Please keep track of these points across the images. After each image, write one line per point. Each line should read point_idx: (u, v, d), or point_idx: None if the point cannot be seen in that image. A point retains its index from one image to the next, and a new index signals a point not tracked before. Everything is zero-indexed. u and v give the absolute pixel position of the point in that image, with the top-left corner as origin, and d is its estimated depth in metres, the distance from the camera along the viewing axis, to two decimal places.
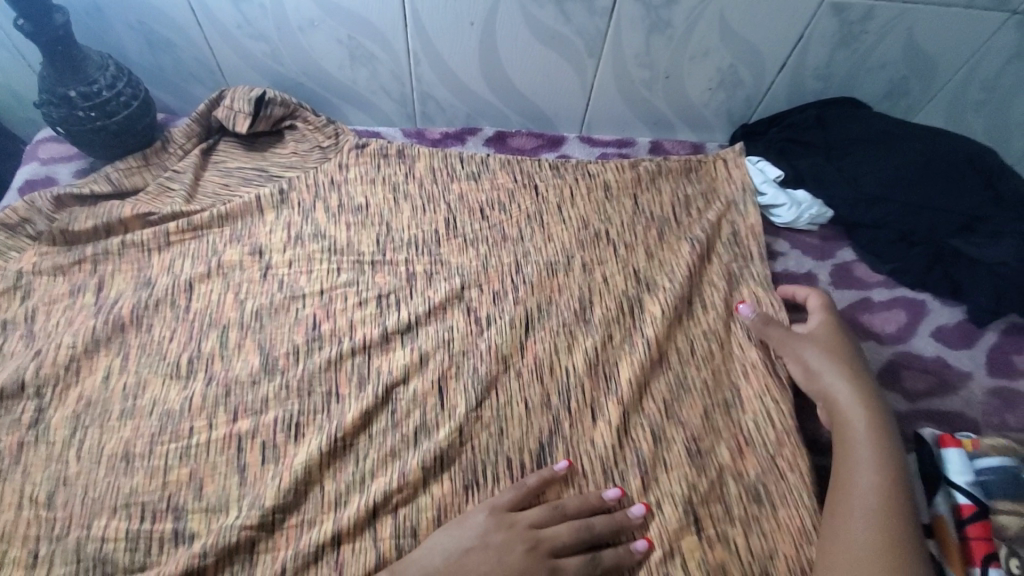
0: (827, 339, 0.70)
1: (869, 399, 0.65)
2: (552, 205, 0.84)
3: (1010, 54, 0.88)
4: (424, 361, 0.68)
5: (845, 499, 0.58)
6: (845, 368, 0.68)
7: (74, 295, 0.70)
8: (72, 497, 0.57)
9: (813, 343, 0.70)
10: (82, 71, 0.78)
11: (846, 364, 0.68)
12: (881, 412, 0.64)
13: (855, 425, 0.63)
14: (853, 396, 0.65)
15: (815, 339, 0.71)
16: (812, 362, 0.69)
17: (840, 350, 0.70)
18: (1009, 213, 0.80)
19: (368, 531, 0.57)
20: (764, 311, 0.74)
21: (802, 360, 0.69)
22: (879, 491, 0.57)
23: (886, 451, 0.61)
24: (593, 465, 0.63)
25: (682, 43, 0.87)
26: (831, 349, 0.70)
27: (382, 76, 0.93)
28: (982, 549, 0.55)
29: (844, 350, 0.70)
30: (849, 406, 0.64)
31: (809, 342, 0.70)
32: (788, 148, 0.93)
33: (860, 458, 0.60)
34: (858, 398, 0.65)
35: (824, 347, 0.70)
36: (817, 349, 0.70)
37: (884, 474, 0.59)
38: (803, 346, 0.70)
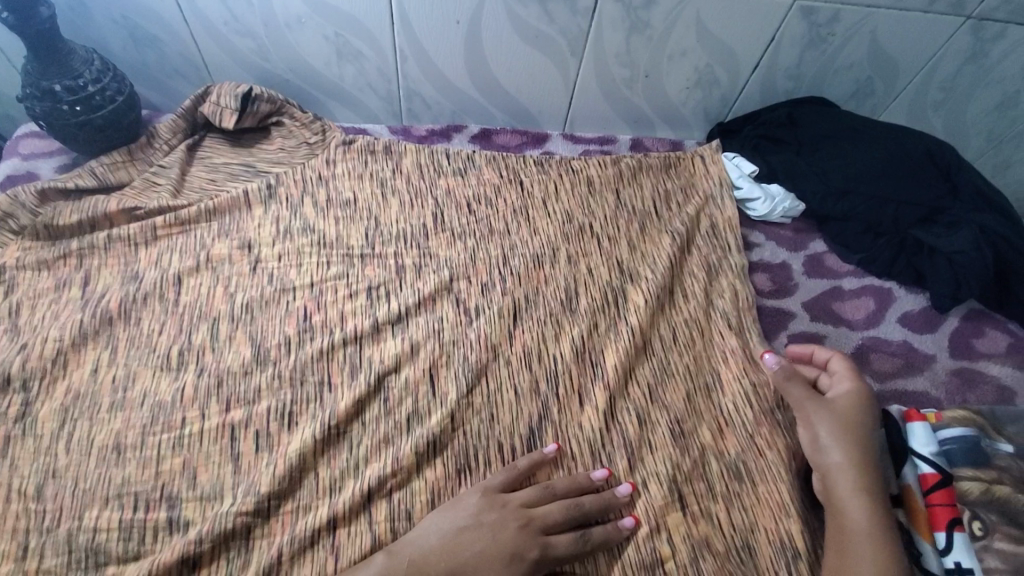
0: (844, 412, 0.65)
1: (873, 485, 0.60)
2: (537, 200, 0.87)
3: (964, 56, 0.94)
4: (415, 350, 0.69)
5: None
6: (855, 449, 0.62)
7: (59, 289, 0.70)
8: (61, 489, 0.57)
9: (826, 416, 0.65)
10: (66, 64, 0.78)
11: (857, 443, 0.63)
12: (883, 504, 0.59)
13: (853, 515, 0.58)
14: (856, 482, 0.60)
15: (831, 410, 0.65)
16: (820, 438, 0.64)
17: (856, 425, 0.64)
18: (964, 205, 0.86)
19: (363, 515, 0.58)
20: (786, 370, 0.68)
21: (812, 433, 0.65)
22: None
23: (884, 550, 0.56)
24: (582, 447, 0.65)
25: (660, 43, 0.90)
26: (846, 426, 0.64)
27: (368, 74, 0.94)
28: (946, 514, 0.59)
29: (861, 425, 0.64)
30: (848, 493, 0.60)
31: (826, 413, 0.65)
32: (762, 144, 0.97)
33: (855, 555, 0.56)
34: (861, 484, 0.60)
35: (838, 422, 0.64)
36: (830, 425, 0.64)
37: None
38: (817, 418, 0.65)
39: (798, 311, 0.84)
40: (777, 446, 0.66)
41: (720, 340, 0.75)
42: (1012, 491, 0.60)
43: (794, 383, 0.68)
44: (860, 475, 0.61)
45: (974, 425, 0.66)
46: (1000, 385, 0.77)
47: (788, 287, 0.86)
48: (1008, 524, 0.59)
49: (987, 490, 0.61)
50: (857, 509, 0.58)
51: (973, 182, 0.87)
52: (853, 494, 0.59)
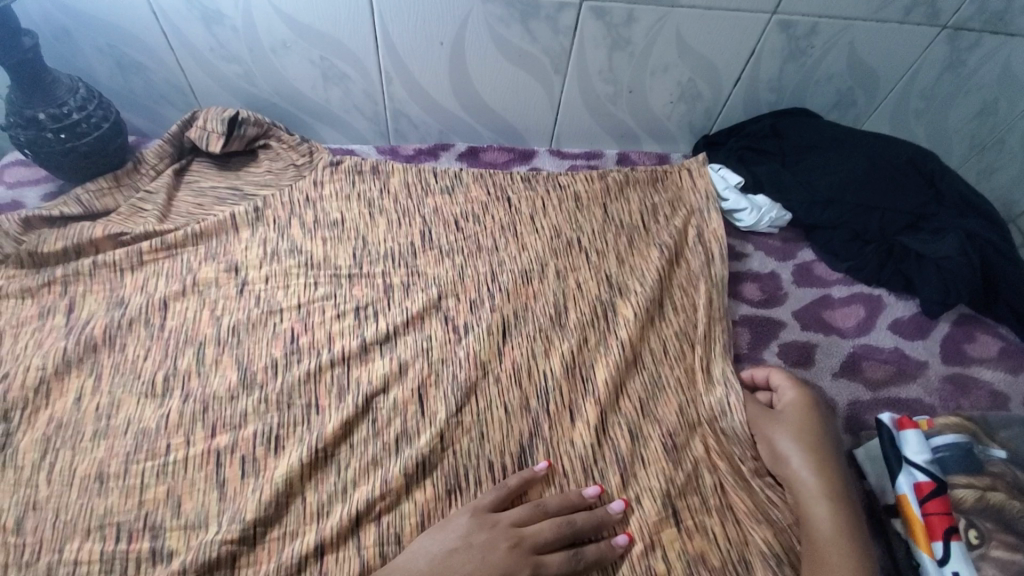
0: (800, 417, 0.65)
1: (836, 489, 0.60)
2: (524, 216, 0.87)
3: (942, 66, 0.95)
4: (404, 370, 0.69)
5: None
6: (816, 451, 0.63)
7: (43, 317, 0.69)
8: (42, 521, 0.56)
9: (786, 425, 0.66)
10: (51, 93, 0.78)
11: (816, 448, 0.63)
12: (847, 507, 0.59)
13: (817, 521, 0.58)
14: (819, 489, 0.60)
15: (786, 419, 0.66)
16: (781, 446, 0.64)
17: (812, 429, 0.65)
18: (949, 210, 0.87)
19: (351, 541, 0.57)
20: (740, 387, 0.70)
21: (771, 443, 0.65)
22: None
23: (850, 554, 0.56)
24: (574, 464, 0.64)
25: (642, 59, 0.91)
26: (803, 431, 0.65)
27: (355, 95, 0.95)
28: (942, 523, 0.58)
29: (819, 429, 0.65)
30: (812, 498, 0.60)
31: (779, 424, 0.66)
32: (747, 155, 0.97)
33: (824, 562, 0.55)
34: (824, 489, 0.60)
35: (795, 429, 0.65)
36: (785, 433, 0.65)
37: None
38: (774, 428, 0.66)
39: (788, 320, 0.83)
40: (753, 456, 0.66)
41: (712, 350, 0.74)
42: (1007, 498, 0.60)
43: (747, 399, 0.70)
44: (822, 479, 0.61)
45: (967, 432, 0.66)
46: (993, 390, 0.77)
47: (777, 296, 0.86)
48: (1005, 532, 0.58)
49: (982, 498, 0.60)
50: (820, 516, 0.58)
51: (956, 189, 0.88)
52: (817, 501, 0.60)
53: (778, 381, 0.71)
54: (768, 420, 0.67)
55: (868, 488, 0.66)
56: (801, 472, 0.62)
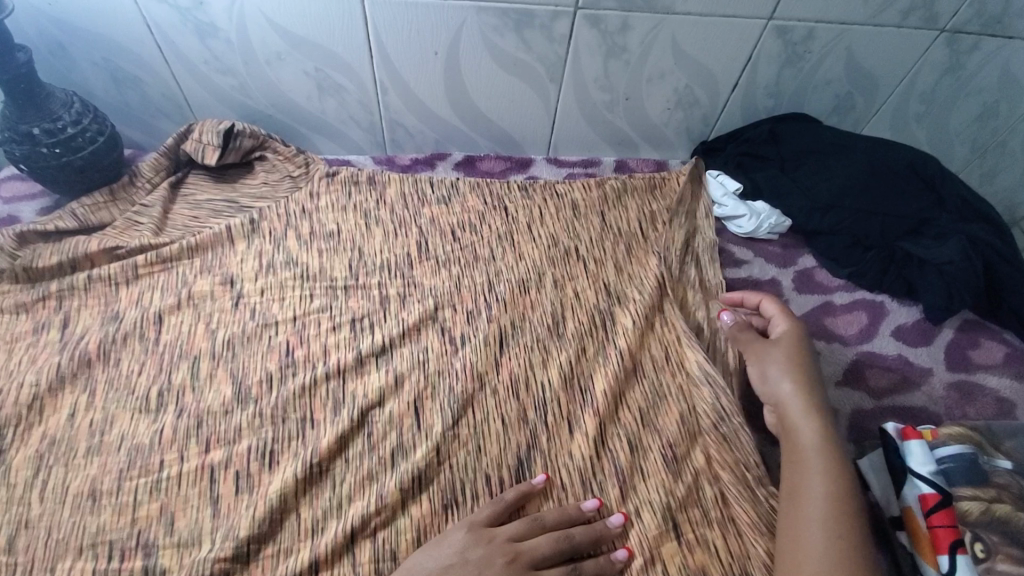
0: (790, 340, 0.69)
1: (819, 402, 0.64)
2: (522, 224, 0.86)
3: (942, 69, 0.95)
4: (400, 383, 0.68)
5: (796, 514, 0.56)
6: (802, 370, 0.66)
7: (37, 333, 0.69)
8: (34, 540, 0.55)
9: (774, 348, 0.69)
10: (45, 108, 0.78)
11: (803, 367, 0.67)
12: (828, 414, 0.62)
13: (801, 430, 0.62)
14: (804, 402, 0.63)
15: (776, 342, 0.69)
16: (771, 367, 0.67)
17: (801, 352, 0.68)
18: (951, 215, 0.86)
19: (346, 557, 0.56)
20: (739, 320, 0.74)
21: (764, 364, 0.68)
22: (828, 497, 0.56)
23: (833, 457, 0.59)
24: (572, 477, 0.63)
25: (638, 65, 0.91)
26: (792, 353, 0.68)
27: (350, 106, 0.95)
28: (949, 535, 0.56)
29: (804, 351, 0.68)
30: (796, 408, 0.63)
31: (772, 347, 0.69)
32: (745, 161, 0.97)
33: (810, 466, 0.59)
34: (807, 402, 0.63)
35: (786, 353, 0.68)
36: (774, 354, 0.68)
37: (829, 481, 0.57)
38: (764, 351, 0.69)
39: None
40: (756, 463, 0.64)
41: (691, 357, 0.72)
42: (1012, 510, 0.59)
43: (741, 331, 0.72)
44: (805, 393, 0.64)
45: (971, 442, 0.65)
46: (999, 397, 0.75)
47: None
48: (1011, 545, 0.57)
49: (988, 510, 0.59)
50: (805, 425, 0.62)
51: (958, 193, 0.88)
52: (802, 412, 0.63)
53: (771, 311, 0.74)
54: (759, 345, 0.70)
55: (872, 499, 0.65)
56: (790, 390, 0.65)
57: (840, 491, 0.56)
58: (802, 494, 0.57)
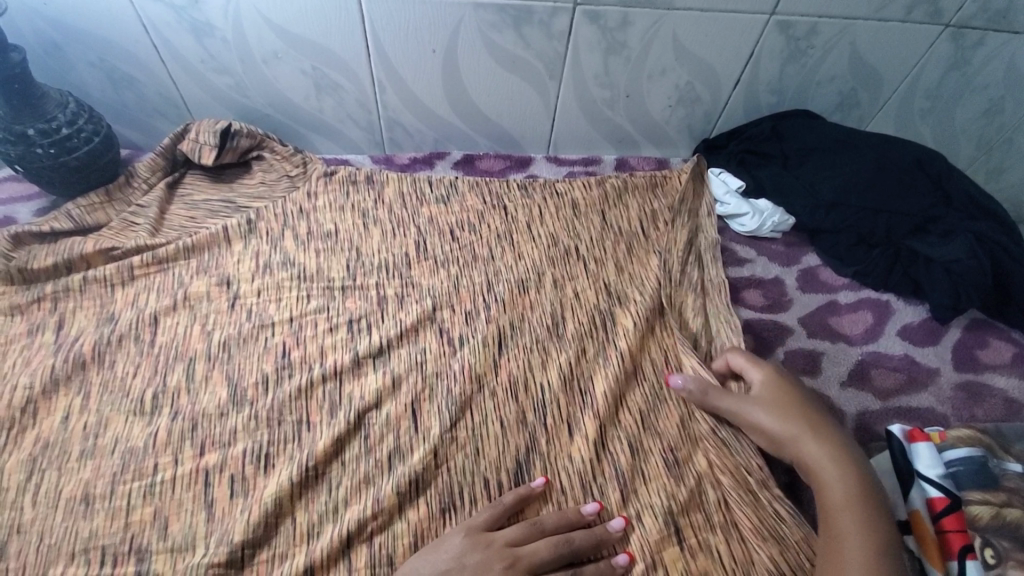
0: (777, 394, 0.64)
1: (838, 452, 0.60)
2: (521, 224, 0.85)
3: (947, 64, 0.93)
4: (397, 385, 0.67)
5: None
6: (807, 424, 0.62)
7: (32, 334, 0.68)
8: (26, 545, 0.54)
9: (768, 404, 0.64)
10: (40, 108, 0.78)
11: (806, 417, 0.63)
12: (851, 467, 0.59)
13: (831, 490, 0.57)
14: (824, 458, 0.59)
15: (766, 397, 0.65)
16: (776, 428, 0.62)
17: (792, 407, 0.63)
18: (958, 213, 0.85)
19: (342, 563, 0.55)
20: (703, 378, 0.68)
21: (766, 427, 0.63)
22: (868, 560, 0.52)
23: (865, 514, 0.55)
24: (572, 480, 0.62)
25: (639, 62, 0.89)
26: (783, 411, 0.63)
27: (348, 105, 0.94)
28: (959, 541, 0.55)
29: (797, 402, 0.64)
30: (819, 465, 0.59)
31: (761, 410, 0.64)
32: (747, 158, 0.96)
33: (841, 528, 0.54)
34: (829, 456, 0.59)
35: (775, 414, 0.63)
36: (771, 415, 0.63)
37: (870, 543, 0.53)
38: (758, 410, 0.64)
39: (795, 327, 0.81)
40: (757, 466, 0.63)
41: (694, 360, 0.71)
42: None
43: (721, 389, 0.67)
44: (825, 447, 0.60)
45: (980, 445, 0.63)
46: (1008, 398, 0.74)
47: (781, 302, 0.84)
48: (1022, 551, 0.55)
49: (998, 515, 0.58)
50: (832, 483, 0.58)
51: (964, 190, 0.86)
52: (825, 469, 0.59)
53: (738, 365, 0.68)
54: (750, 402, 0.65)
55: None
56: (805, 447, 0.61)
57: (881, 552, 0.52)
58: (839, 559, 0.53)
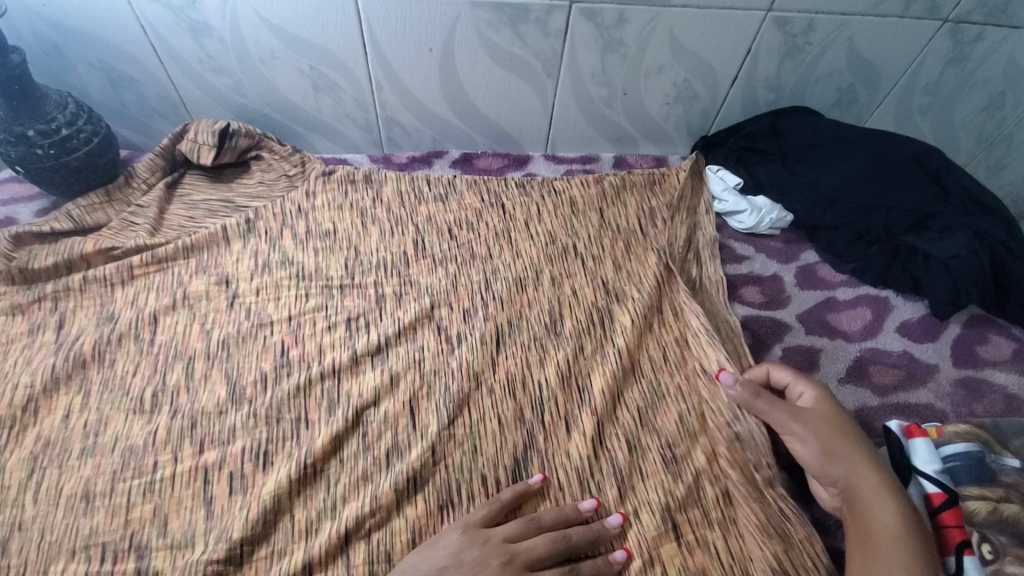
0: (832, 414, 0.62)
1: (890, 481, 0.57)
2: (519, 222, 0.85)
3: (946, 60, 0.93)
4: (395, 382, 0.68)
5: None
6: (862, 448, 0.60)
7: (33, 334, 0.69)
8: (27, 542, 0.55)
9: (823, 422, 0.62)
10: (40, 109, 0.78)
11: (857, 439, 0.61)
12: (902, 497, 0.56)
13: (881, 516, 0.54)
14: (877, 483, 0.57)
15: (821, 415, 0.62)
16: (829, 445, 0.60)
17: (844, 427, 0.62)
18: (956, 208, 0.85)
19: (340, 559, 0.55)
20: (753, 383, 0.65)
21: (818, 442, 0.60)
22: None
23: (914, 546, 0.53)
24: (570, 477, 0.62)
25: (636, 59, 0.90)
26: (833, 430, 0.61)
27: (346, 104, 0.94)
28: (957, 536, 0.55)
29: (851, 426, 0.62)
30: (871, 488, 0.57)
31: (813, 423, 0.62)
32: (746, 156, 0.96)
33: (890, 554, 0.52)
34: (882, 483, 0.57)
35: (826, 429, 0.61)
36: (822, 429, 0.61)
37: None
38: (811, 425, 0.61)
39: (793, 323, 0.81)
40: (766, 464, 0.63)
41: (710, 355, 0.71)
42: (1021, 509, 0.57)
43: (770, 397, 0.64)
44: (879, 472, 0.58)
45: (977, 441, 0.64)
46: (1008, 394, 0.74)
47: (780, 299, 0.84)
48: (1019, 546, 0.56)
49: (995, 510, 0.58)
50: (883, 509, 0.55)
51: (963, 186, 0.86)
52: (878, 494, 0.56)
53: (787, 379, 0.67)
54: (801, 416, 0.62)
55: None
56: (857, 468, 0.58)
57: None
58: None
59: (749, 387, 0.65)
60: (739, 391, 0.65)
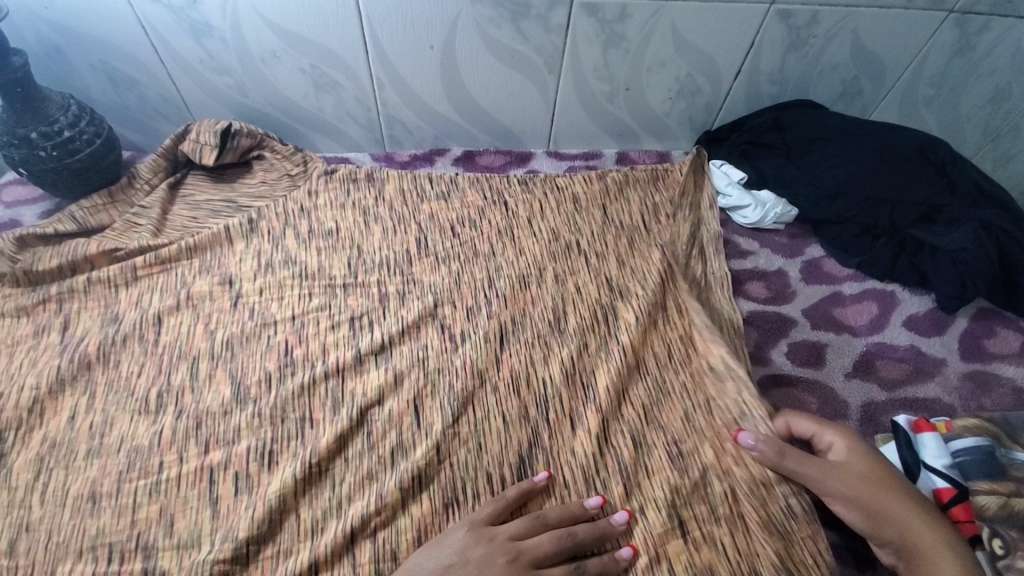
0: (867, 468, 0.59)
1: (944, 534, 0.55)
2: (522, 219, 0.85)
3: (952, 51, 0.92)
4: (399, 381, 0.67)
5: None
6: (907, 500, 0.57)
7: (38, 335, 0.69)
8: (34, 543, 0.55)
9: (860, 479, 0.58)
10: (42, 111, 0.78)
11: (900, 491, 0.58)
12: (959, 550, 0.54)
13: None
14: (932, 540, 0.54)
15: (858, 471, 0.59)
16: (874, 504, 0.57)
17: (883, 478, 0.58)
18: (963, 201, 0.84)
19: (346, 558, 0.56)
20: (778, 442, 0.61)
21: (860, 504, 0.57)
22: None
23: None
24: (575, 474, 0.62)
25: (638, 54, 0.89)
26: (874, 485, 0.58)
27: (347, 103, 0.94)
28: (970, 530, 0.56)
29: (888, 475, 0.59)
30: (928, 547, 0.54)
31: (849, 481, 0.58)
32: (750, 150, 0.96)
33: None
34: (936, 538, 0.54)
35: (864, 486, 0.58)
36: (863, 487, 0.58)
37: None
38: (848, 484, 0.58)
39: (798, 318, 0.80)
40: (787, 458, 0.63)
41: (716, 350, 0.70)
42: None
43: (801, 458, 0.60)
44: (931, 526, 0.55)
45: (987, 435, 0.63)
46: (1017, 387, 0.73)
47: (785, 294, 0.84)
48: None
49: (1006, 505, 0.58)
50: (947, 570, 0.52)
51: (970, 178, 0.85)
52: (937, 554, 0.53)
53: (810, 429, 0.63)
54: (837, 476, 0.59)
55: None
56: (909, 527, 0.55)
57: None
58: None
59: (774, 446, 0.61)
60: (763, 451, 0.61)
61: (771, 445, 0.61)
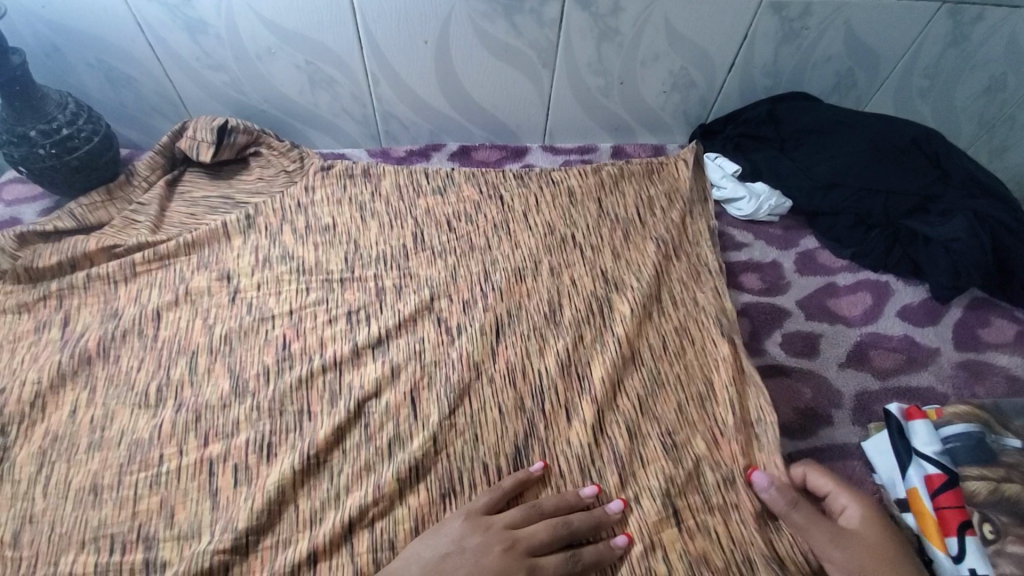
0: (880, 541, 0.54)
1: None
2: (517, 213, 0.86)
3: (945, 42, 0.92)
4: (396, 373, 0.68)
5: None
6: None
7: (39, 331, 0.70)
8: (38, 535, 0.56)
9: (869, 552, 0.54)
10: (41, 109, 0.79)
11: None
12: None
13: None
14: None
15: (868, 543, 0.54)
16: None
17: (895, 557, 0.54)
18: (957, 190, 0.84)
19: (345, 547, 0.56)
20: (789, 490, 0.58)
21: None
22: None
23: None
24: (571, 465, 0.63)
25: (632, 48, 0.89)
26: (881, 562, 0.53)
27: (343, 99, 0.95)
28: (957, 517, 0.56)
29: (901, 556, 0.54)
30: None
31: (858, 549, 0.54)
32: (743, 143, 0.97)
33: None
34: None
35: (869, 560, 0.53)
36: (869, 560, 0.53)
37: None
38: (854, 555, 0.54)
39: (792, 309, 0.81)
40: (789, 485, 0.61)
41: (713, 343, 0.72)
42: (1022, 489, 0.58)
43: (811, 519, 0.56)
44: None
45: (978, 421, 0.64)
46: (1010, 375, 0.73)
47: (779, 285, 0.84)
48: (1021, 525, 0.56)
49: (996, 490, 0.58)
50: None
51: (963, 168, 0.85)
52: None
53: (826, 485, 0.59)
54: (845, 543, 0.54)
55: (877, 483, 0.63)
56: None
57: None
58: None
59: (785, 496, 0.57)
60: (773, 497, 0.58)
61: (781, 493, 0.58)
